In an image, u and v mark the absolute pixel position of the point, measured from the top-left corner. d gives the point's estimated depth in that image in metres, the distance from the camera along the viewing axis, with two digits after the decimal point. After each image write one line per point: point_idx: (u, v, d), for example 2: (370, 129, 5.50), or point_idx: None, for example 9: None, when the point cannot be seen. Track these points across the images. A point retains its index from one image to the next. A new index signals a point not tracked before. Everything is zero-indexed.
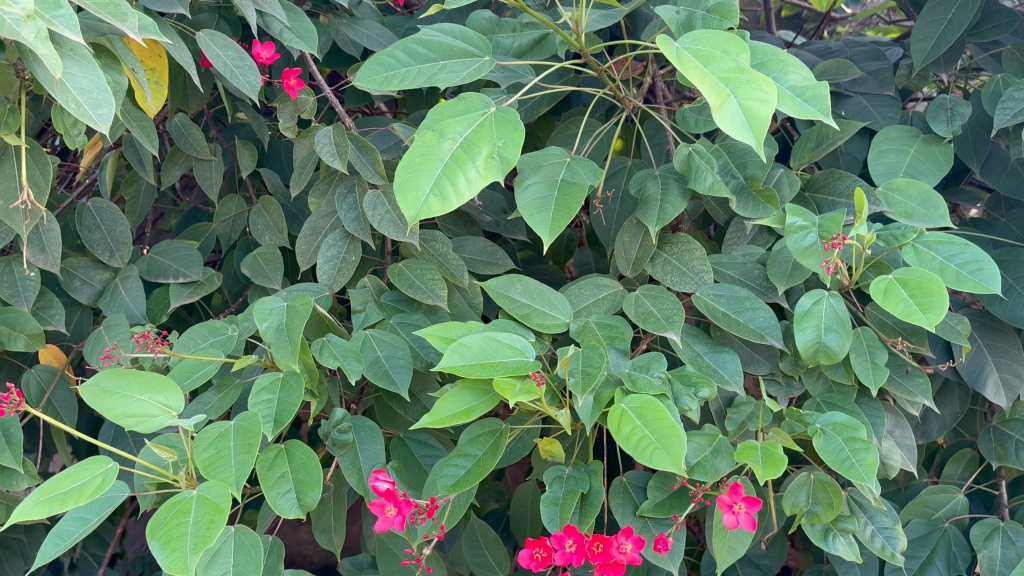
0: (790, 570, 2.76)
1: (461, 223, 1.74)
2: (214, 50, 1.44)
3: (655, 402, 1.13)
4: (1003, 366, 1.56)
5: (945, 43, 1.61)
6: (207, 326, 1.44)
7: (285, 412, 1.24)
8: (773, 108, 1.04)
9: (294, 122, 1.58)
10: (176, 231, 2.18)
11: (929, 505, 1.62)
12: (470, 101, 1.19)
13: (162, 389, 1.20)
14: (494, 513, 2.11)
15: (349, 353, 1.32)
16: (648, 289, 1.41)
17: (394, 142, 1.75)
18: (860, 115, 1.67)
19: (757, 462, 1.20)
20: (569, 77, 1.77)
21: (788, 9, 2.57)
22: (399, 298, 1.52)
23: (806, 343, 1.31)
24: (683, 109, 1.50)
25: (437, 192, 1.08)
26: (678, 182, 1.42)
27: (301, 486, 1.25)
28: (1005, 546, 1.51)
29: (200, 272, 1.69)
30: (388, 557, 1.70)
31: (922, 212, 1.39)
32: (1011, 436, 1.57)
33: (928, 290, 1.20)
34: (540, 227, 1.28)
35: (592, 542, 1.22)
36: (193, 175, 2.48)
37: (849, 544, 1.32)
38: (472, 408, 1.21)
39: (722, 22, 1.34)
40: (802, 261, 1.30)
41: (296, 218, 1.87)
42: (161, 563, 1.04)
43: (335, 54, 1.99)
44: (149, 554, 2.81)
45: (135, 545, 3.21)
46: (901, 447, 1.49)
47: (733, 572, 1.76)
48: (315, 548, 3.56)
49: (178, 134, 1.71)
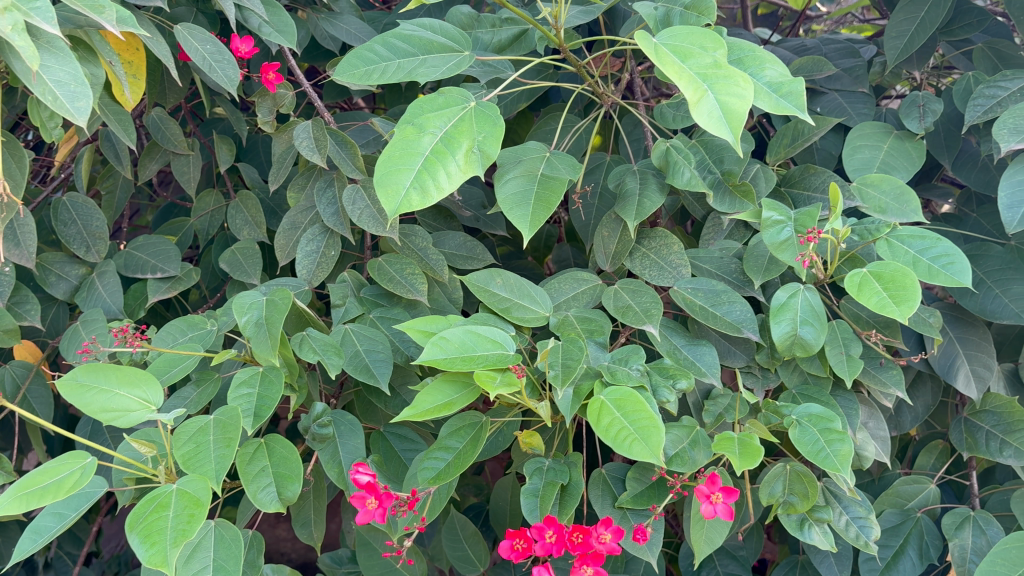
0: (766, 563, 2.76)
1: (441, 217, 1.73)
2: (192, 44, 1.43)
3: (634, 394, 1.15)
4: (974, 358, 1.57)
5: (918, 41, 1.62)
6: (186, 321, 1.44)
7: (264, 407, 1.24)
8: (749, 103, 1.05)
9: (273, 116, 1.54)
10: (153, 227, 2.15)
11: (902, 495, 1.63)
12: (449, 96, 1.21)
13: (141, 383, 1.20)
14: (474, 507, 2.10)
15: (329, 347, 1.33)
16: (627, 283, 1.44)
17: (373, 137, 1.71)
18: (835, 112, 1.68)
19: (734, 453, 1.22)
20: (547, 73, 1.74)
21: (764, 7, 2.56)
22: (379, 291, 1.52)
23: (782, 335, 1.33)
24: (662, 105, 1.51)
25: (418, 186, 1.09)
26: (656, 177, 1.43)
27: (281, 480, 1.26)
28: (976, 535, 1.52)
29: (178, 267, 1.67)
30: (368, 551, 1.70)
31: (896, 206, 1.41)
32: (982, 427, 1.57)
33: (901, 283, 1.22)
34: (520, 221, 1.29)
35: (572, 533, 1.24)
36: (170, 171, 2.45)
37: (824, 533, 1.35)
38: (453, 401, 1.21)
39: (699, 18, 1.36)
40: (778, 255, 1.33)
41: (274, 213, 1.85)
42: (141, 557, 1.04)
43: (314, 49, 1.98)
44: (126, 552, 2.79)
45: (111, 544, 3.17)
46: (875, 438, 1.52)
47: (710, 564, 1.76)
48: (293, 546, 3.52)
49: (155, 129, 1.68)
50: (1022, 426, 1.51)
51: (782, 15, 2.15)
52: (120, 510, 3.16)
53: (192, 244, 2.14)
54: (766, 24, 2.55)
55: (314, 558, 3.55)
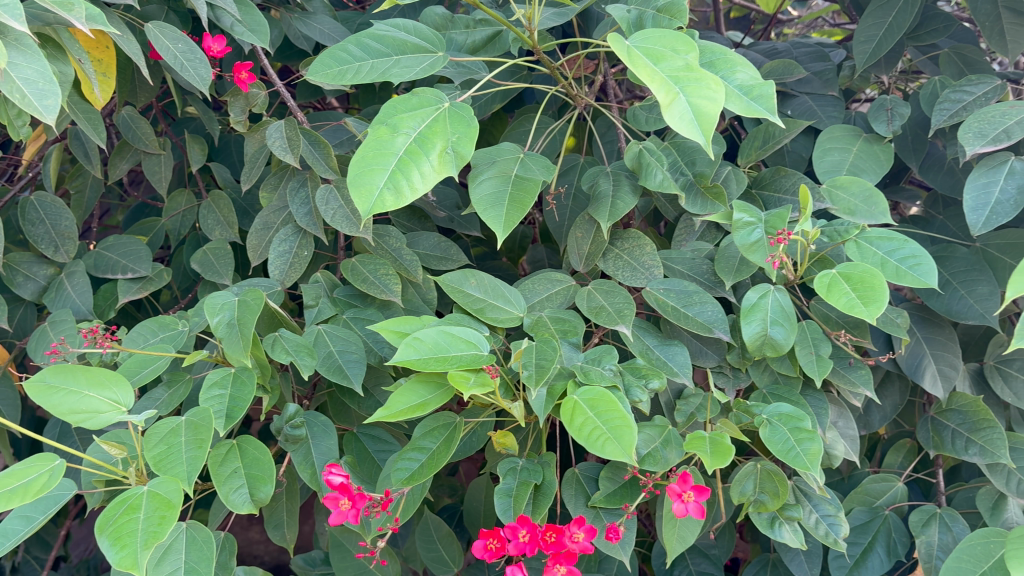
0: (738, 562, 2.78)
1: (415, 218, 1.73)
2: (163, 42, 1.41)
3: (607, 394, 1.16)
4: (940, 358, 1.59)
5: (887, 46, 1.64)
6: (157, 321, 1.43)
7: (236, 408, 1.24)
8: (721, 106, 1.06)
9: (246, 116, 1.53)
10: (123, 227, 2.13)
11: (870, 493, 1.65)
12: (423, 96, 1.21)
13: (111, 384, 1.19)
14: (448, 508, 2.09)
15: (302, 348, 1.33)
16: (600, 284, 1.45)
17: (346, 137, 1.71)
18: (805, 115, 1.70)
19: (705, 452, 1.23)
20: (522, 74, 1.74)
21: (737, 10, 2.58)
22: (352, 292, 1.52)
23: (752, 335, 1.34)
24: (635, 107, 1.52)
25: (392, 186, 1.09)
26: (629, 179, 1.44)
27: (253, 482, 1.25)
28: (942, 532, 1.55)
29: (148, 267, 1.66)
30: (341, 553, 1.70)
31: (865, 208, 1.43)
32: (948, 425, 1.60)
33: (870, 284, 1.24)
34: (494, 222, 1.29)
35: (546, 532, 1.24)
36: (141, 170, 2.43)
37: (794, 531, 1.37)
38: (427, 402, 1.22)
39: (672, 22, 1.38)
40: (749, 256, 1.34)
41: (247, 213, 1.83)
42: (111, 560, 1.03)
43: (287, 49, 1.97)
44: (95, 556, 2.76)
45: (80, 548, 3.13)
46: (845, 437, 1.54)
47: (682, 563, 1.78)
48: (266, 548, 3.50)
49: (125, 128, 1.67)
50: (987, 424, 1.54)
51: (754, 19, 2.17)
52: (90, 514, 3.12)
53: (163, 244, 2.13)
54: (739, 27, 2.57)
55: (288, 560, 3.53)
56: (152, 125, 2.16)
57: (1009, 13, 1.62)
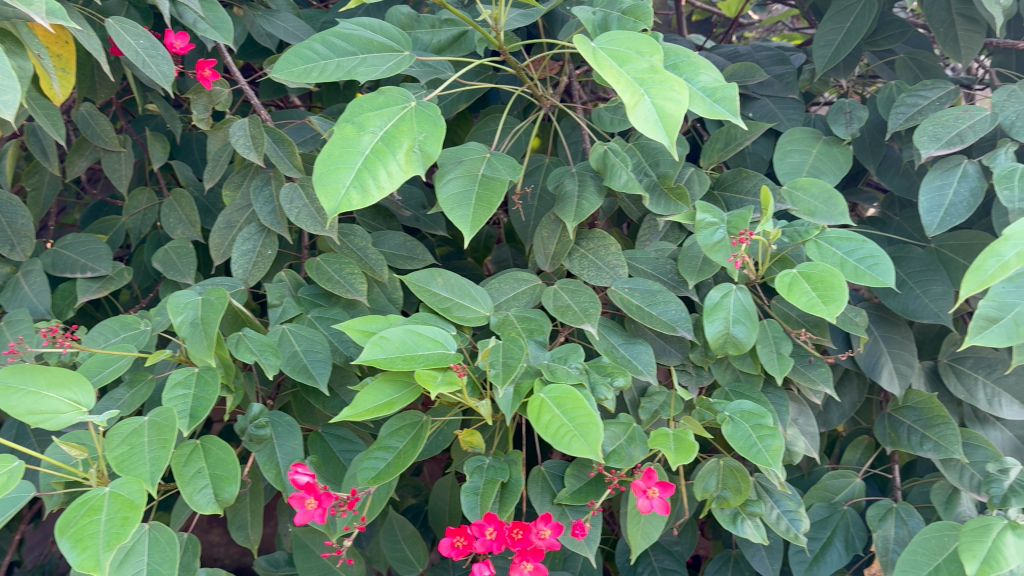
0: (699, 560, 2.81)
1: (381, 217, 1.73)
2: (124, 38, 1.39)
3: (573, 392, 1.17)
4: (896, 357, 1.63)
5: (845, 50, 1.68)
6: (118, 321, 1.41)
7: (200, 408, 1.23)
8: (685, 108, 1.08)
9: (208, 114, 1.52)
10: (81, 225, 2.10)
11: (829, 489, 1.69)
12: (390, 95, 1.21)
13: (71, 384, 1.18)
14: (412, 508, 2.09)
15: (266, 347, 1.32)
16: (566, 283, 1.46)
17: (310, 135, 1.70)
18: (766, 117, 1.73)
19: (670, 448, 1.25)
20: (487, 74, 1.75)
21: (699, 13, 2.61)
22: (317, 291, 1.51)
23: (715, 334, 1.36)
24: (599, 108, 1.54)
25: (358, 184, 1.08)
26: (594, 179, 1.45)
27: (218, 482, 1.24)
28: (899, 526, 1.58)
29: (109, 266, 1.63)
30: (305, 553, 1.69)
31: (824, 209, 1.45)
32: (903, 422, 1.64)
33: (830, 283, 1.27)
34: (461, 221, 1.30)
35: (512, 529, 1.25)
36: (100, 167, 2.41)
37: (756, 526, 1.40)
38: (394, 401, 1.22)
39: (637, 24, 1.39)
40: (712, 255, 1.35)
41: (209, 212, 1.82)
42: (72, 562, 1.02)
43: (250, 46, 1.96)
44: (49, 561, 2.69)
45: (33, 553, 3.06)
46: (805, 434, 1.57)
47: (646, 560, 1.80)
48: (227, 551, 3.45)
49: (84, 125, 1.65)
50: (941, 421, 1.58)
51: (714, 22, 2.20)
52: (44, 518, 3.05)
53: (124, 242, 2.10)
54: (701, 30, 2.60)
55: (249, 563, 3.48)
56: (112, 122, 2.13)
57: (962, 20, 1.67)
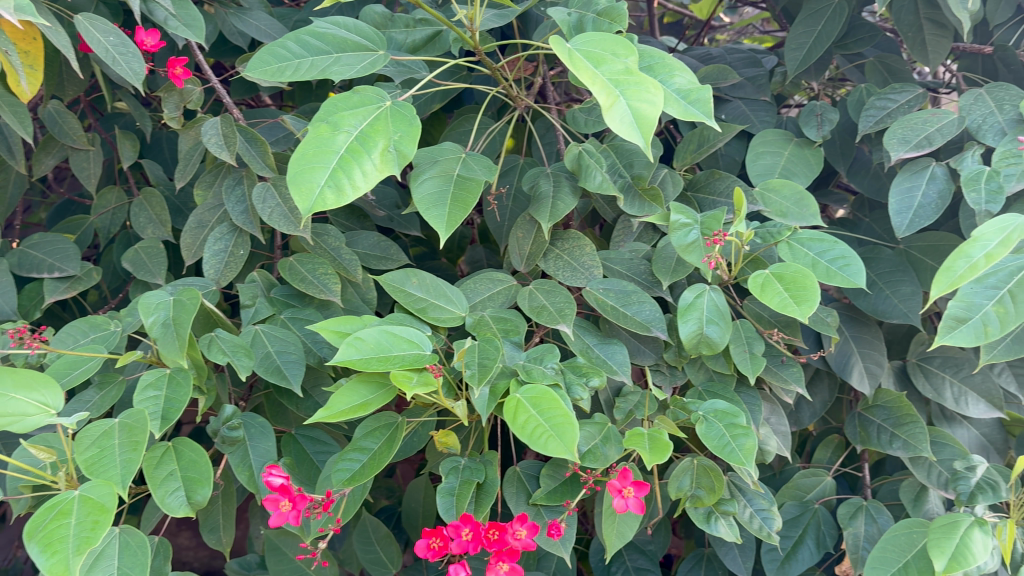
0: (670, 559, 2.83)
1: (354, 217, 1.73)
2: (94, 35, 1.37)
3: (550, 392, 1.17)
4: (866, 356, 1.66)
5: (816, 53, 1.70)
6: (87, 321, 1.39)
7: (172, 409, 1.21)
8: (660, 109, 1.08)
9: (180, 112, 1.51)
10: (48, 224, 2.07)
11: (801, 488, 1.71)
12: (365, 94, 1.21)
13: (39, 386, 1.16)
14: (385, 510, 2.09)
15: (238, 348, 1.31)
16: (541, 284, 1.46)
17: (283, 134, 1.68)
18: (739, 119, 1.74)
19: (645, 448, 1.25)
20: (461, 74, 1.75)
21: (671, 15, 2.62)
22: (290, 292, 1.50)
23: (689, 334, 1.37)
24: (574, 109, 1.54)
25: (333, 184, 1.08)
26: (569, 180, 1.46)
27: (190, 484, 1.23)
28: (868, 524, 1.61)
29: (77, 266, 1.61)
30: (278, 556, 1.68)
31: (796, 211, 1.47)
32: (873, 421, 1.67)
33: (802, 284, 1.28)
34: (437, 221, 1.29)
35: (489, 530, 1.26)
36: (67, 165, 2.38)
37: (729, 526, 1.41)
38: (369, 402, 1.21)
39: (612, 25, 1.40)
40: (686, 256, 1.36)
41: (180, 211, 1.80)
42: (41, 566, 1.00)
43: (221, 44, 1.94)
44: (13, 567, 2.64)
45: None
46: (777, 433, 1.59)
47: (619, 559, 1.81)
48: (196, 554, 3.40)
49: (51, 122, 1.62)
50: (910, 419, 1.60)
51: (687, 25, 2.21)
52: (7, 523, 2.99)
53: (92, 242, 2.08)
54: (673, 31, 2.62)
55: (219, 566, 3.44)
56: (80, 120, 2.10)
57: (930, 24, 1.69)
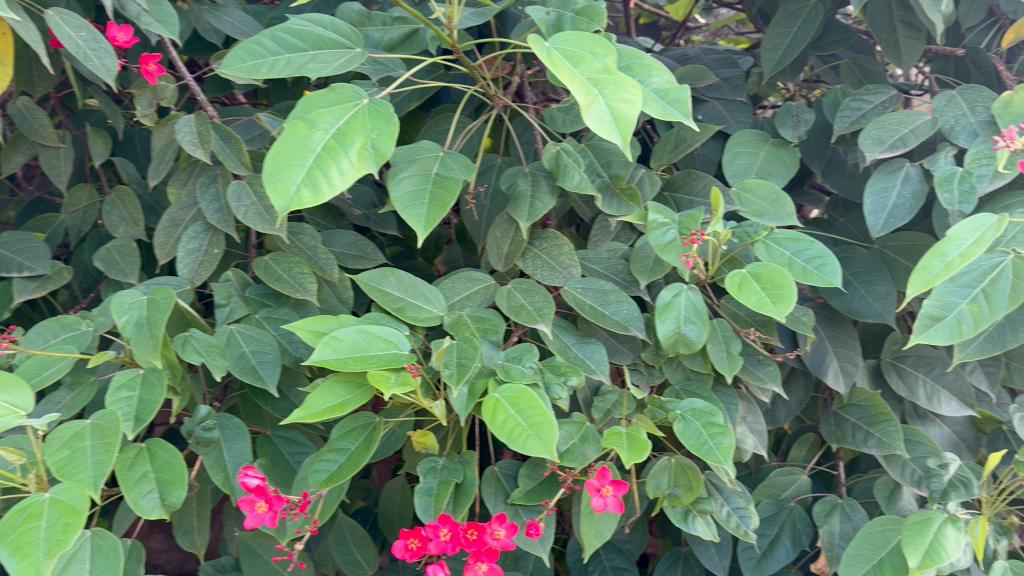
0: (647, 558, 2.83)
1: (330, 216, 1.74)
2: (64, 30, 1.35)
3: (528, 391, 1.17)
4: (841, 355, 1.67)
5: (792, 54, 1.71)
6: (58, 321, 1.37)
7: (145, 410, 1.20)
8: (638, 109, 1.08)
9: (153, 109, 1.49)
10: (17, 222, 2.04)
11: (777, 486, 1.71)
12: (341, 92, 1.20)
13: (9, 387, 1.14)
14: (361, 511, 2.07)
15: (213, 348, 1.29)
16: (519, 283, 1.46)
17: (258, 132, 1.66)
18: (715, 119, 1.75)
19: (623, 447, 1.26)
20: (438, 73, 1.74)
21: (647, 16, 2.63)
22: (265, 291, 1.49)
23: (667, 334, 1.38)
24: (552, 108, 1.54)
25: (309, 182, 1.07)
26: (547, 179, 1.45)
27: (164, 486, 1.21)
28: (844, 521, 1.62)
29: (48, 265, 1.59)
30: (253, 558, 1.66)
31: (772, 210, 1.48)
32: (849, 419, 1.68)
33: (778, 283, 1.29)
34: (414, 220, 1.29)
35: (467, 530, 1.26)
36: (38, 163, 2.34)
37: (707, 524, 1.43)
38: (345, 402, 1.20)
39: (590, 24, 1.40)
40: (664, 256, 1.37)
41: (154, 210, 1.77)
42: (11, 570, 0.99)
43: (195, 41, 1.92)
44: None
45: None
46: (754, 432, 1.60)
47: (597, 559, 1.81)
48: (168, 557, 3.35)
49: (21, 119, 1.60)
50: (885, 417, 1.62)
51: (663, 25, 2.22)
52: None
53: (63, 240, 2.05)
54: (649, 32, 2.63)
55: (192, 569, 3.39)
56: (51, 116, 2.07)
57: (903, 27, 1.71)
